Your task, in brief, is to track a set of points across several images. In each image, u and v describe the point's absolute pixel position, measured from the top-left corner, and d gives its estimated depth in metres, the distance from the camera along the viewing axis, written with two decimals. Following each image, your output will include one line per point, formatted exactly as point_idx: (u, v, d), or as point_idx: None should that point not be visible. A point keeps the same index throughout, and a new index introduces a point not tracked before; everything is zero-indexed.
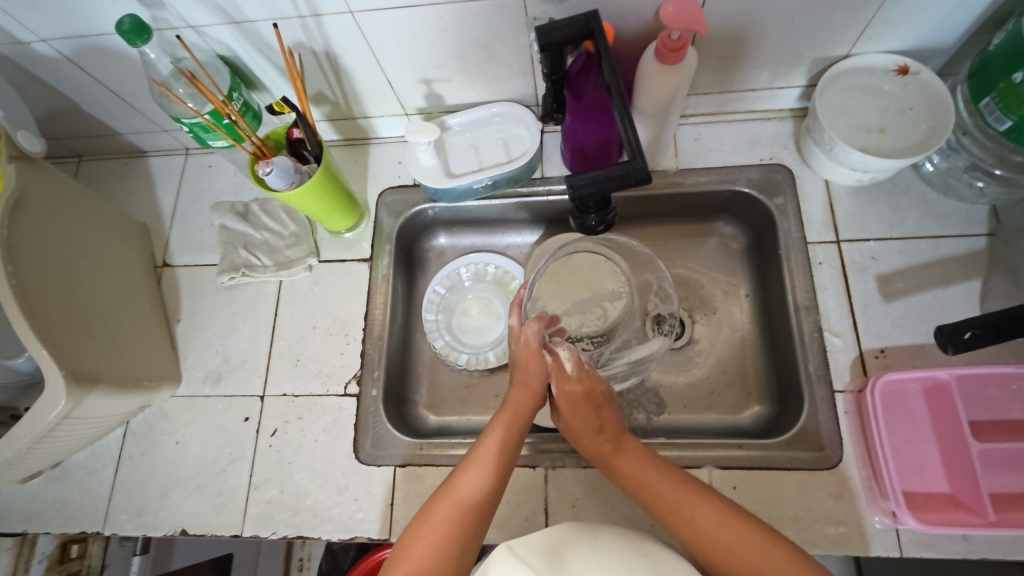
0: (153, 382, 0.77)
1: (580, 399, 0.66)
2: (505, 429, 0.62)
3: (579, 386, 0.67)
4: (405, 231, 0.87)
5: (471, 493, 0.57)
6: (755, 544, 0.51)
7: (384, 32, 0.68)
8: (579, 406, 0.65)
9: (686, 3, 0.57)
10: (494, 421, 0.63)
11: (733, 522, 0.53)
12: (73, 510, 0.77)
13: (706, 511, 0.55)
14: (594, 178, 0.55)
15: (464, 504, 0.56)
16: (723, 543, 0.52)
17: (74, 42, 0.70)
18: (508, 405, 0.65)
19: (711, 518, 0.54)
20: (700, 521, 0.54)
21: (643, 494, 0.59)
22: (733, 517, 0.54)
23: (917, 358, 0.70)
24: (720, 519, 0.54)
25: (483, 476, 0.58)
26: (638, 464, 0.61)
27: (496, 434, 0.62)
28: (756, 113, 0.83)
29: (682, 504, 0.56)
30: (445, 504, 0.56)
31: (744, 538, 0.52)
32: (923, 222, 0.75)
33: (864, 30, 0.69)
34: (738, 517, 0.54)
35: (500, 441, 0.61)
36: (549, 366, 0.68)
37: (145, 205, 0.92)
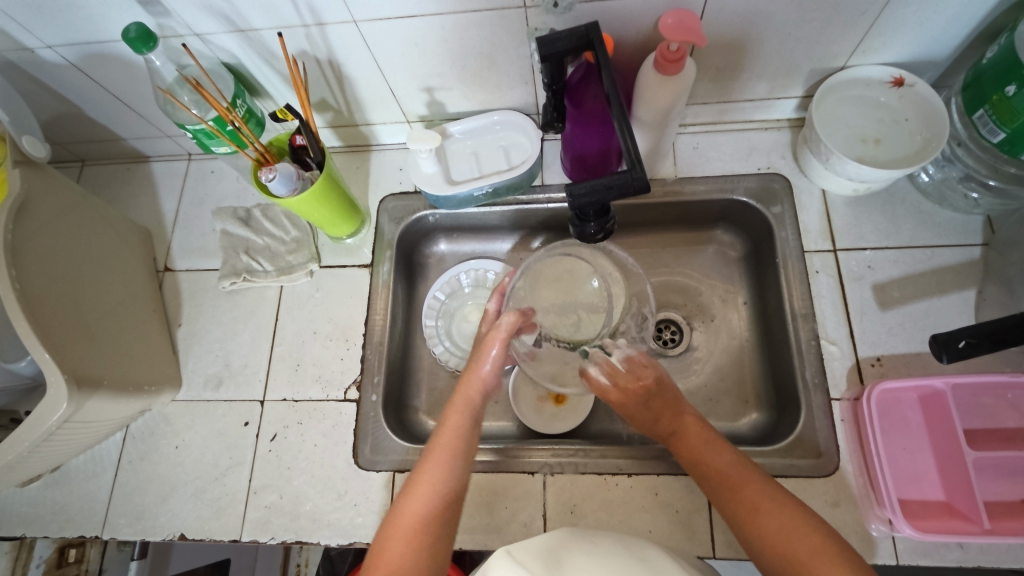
0: (154, 386, 0.77)
1: (629, 394, 0.70)
2: (460, 418, 0.63)
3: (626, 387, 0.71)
4: (405, 237, 0.88)
5: (432, 490, 0.56)
6: (796, 529, 0.52)
7: (387, 41, 0.69)
8: (631, 400, 0.70)
9: (684, 16, 0.58)
10: (450, 411, 0.64)
11: (777, 507, 0.54)
12: (72, 514, 0.77)
13: (758, 495, 0.56)
14: (594, 187, 0.56)
15: (428, 502, 0.55)
16: (768, 526, 0.53)
17: (79, 48, 0.70)
18: (460, 394, 0.66)
19: (757, 502, 0.55)
20: (750, 504, 0.55)
21: (704, 473, 0.61)
22: (778, 502, 0.54)
23: (913, 367, 0.71)
24: (768, 503, 0.55)
25: (445, 469, 0.58)
26: (701, 443, 0.63)
27: (450, 425, 0.62)
28: (754, 123, 0.84)
29: (735, 487, 0.57)
30: (407, 506, 0.55)
31: (786, 524, 0.52)
32: (918, 232, 0.76)
33: (860, 42, 0.70)
34: (783, 503, 0.54)
35: (455, 432, 0.62)
36: (496, 355, 0.68)
37: (147, 210, 0.93)
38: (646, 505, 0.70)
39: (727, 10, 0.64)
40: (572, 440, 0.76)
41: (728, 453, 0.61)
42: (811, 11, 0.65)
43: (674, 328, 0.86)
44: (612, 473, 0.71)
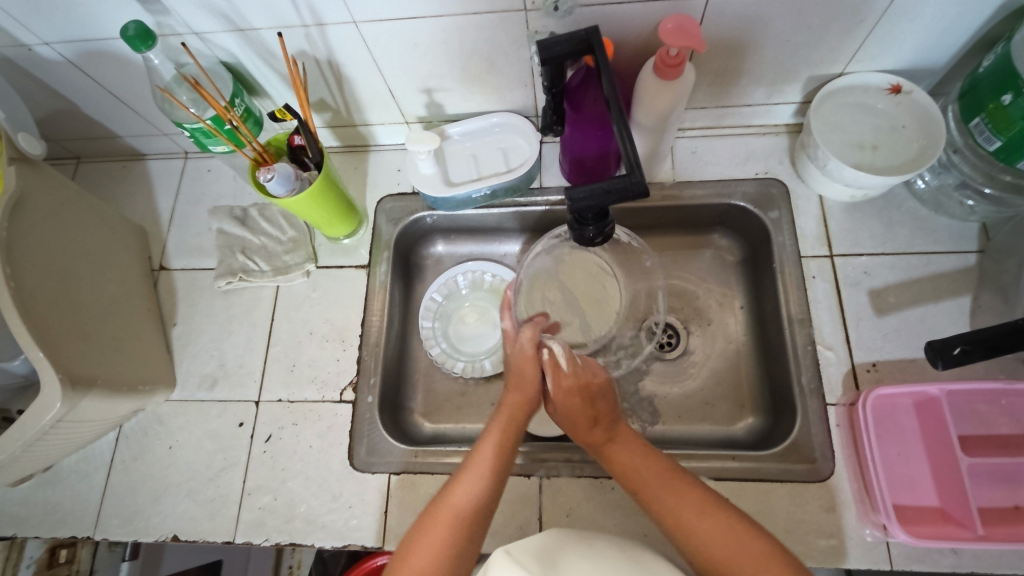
0: (148, 386, 0.76)
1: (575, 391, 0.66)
2: (501, 433, 0.63)
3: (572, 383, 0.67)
4: (403, 238, 0.88)
5: (468, 499, 0.57)
6: (732, 536, 0.53)
7: (386, 42, 0.69)
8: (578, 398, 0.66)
9: (683, 21, 0.59)
10: (491, 425, 0.64)
11: (713, 516, 0.55)
12: (64, 514, 0.76)
13: (691, 503, 0.56)
14: (592, 191, 0.55)
15: (461, 511, 0.56)
16: (707, 535, 0.54)
17: (77, 45, 0.70)
18: (505, 408, 0.66)
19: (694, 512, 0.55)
20: (686, 512, 0.55)
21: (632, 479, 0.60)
22: (715, 509, 0.55)
23: (909, 372, 0.71)
24: (704, 512, 0.55)
25: (481, 483, 0.58)
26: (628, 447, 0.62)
27: (491, 439, 0.62)
28: (752, 128, 0.85)
29: (672, 495, 0.57)
30: (444, 511, 0.56)
31: (723, 532, 0.53)
32: (914, 238, 0.76)
33: (858, 49, 0.70)
34: (719, 510, 0.55)
35: (495, 445, 0.61)
36: (537, 375, 0.68)
37: (143, 208, 0.92)
38: (642, 509, 0.70)
39: (727, 16, 0.65)
40: (568, 442, 0.76)
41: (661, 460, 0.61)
42: (811, 17, 0.65)
43: (671, 331, 0.87)
44: (608, 477, 0.71)
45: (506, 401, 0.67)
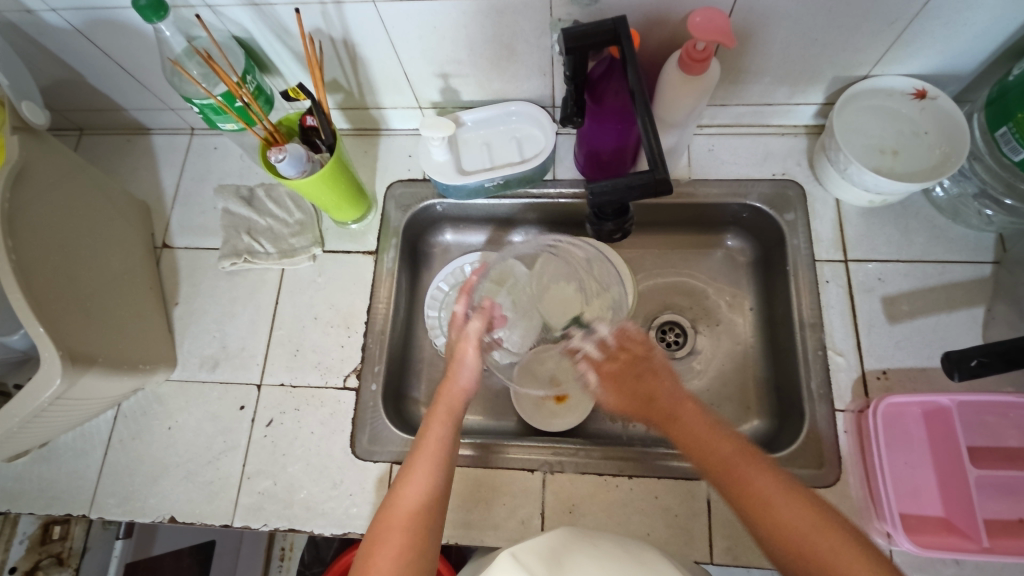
0: (148, 366, 0.75)
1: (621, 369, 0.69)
2: (444, 428, 0.62)
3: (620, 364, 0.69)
4: (411, 226, 0.86)
5: (418, 498, 0.55)
6: (811, 521, 0.50)
7: (405, 23, 0.67)
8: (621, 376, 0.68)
9: (713, 15, 0.57)
10: (428, 420, 0.63)
11: (789, 500, 0.51)
12: (60, 491, 0.75)
13: (766, 481, 0.53)
14: (614, 186, 0.54)
15: (413, 513, 0.54)
16: (788, 522, 0.50)
17: (84, 13, 0.68)
18: (441, 402, 0.65)
19: (768, 492, 0.52)
20: (761, 492, 0.52)
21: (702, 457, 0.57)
22: (794, 495, 0.52)
23: (919, 382, 0.70)
24: (784, 497, 0.51)
25: (427, 477, 0.57)
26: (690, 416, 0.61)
27: (436, 433, 0.61)
28: (770, 128, 0.83)
29: (745, 476, 0.54)
30: (396, 512, 0.54)
31: (802, 519, 0.50)
32: (930, 246, 0.76)
33: (886, 52, 0.69)
34: (794, 495, 0.51)
35: (439, 440, 0.60)
36: (472, 359, 0.70)
37: (147, 184, 0.90)
38: (644, 508, 0.69)
39: (757, 13, 0.63)
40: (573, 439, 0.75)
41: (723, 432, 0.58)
42: (842, 16, 0.63)
43: (678, 330, 0.86)
44: (612, 475, 0.71)
45: (441, 396, 0.66)
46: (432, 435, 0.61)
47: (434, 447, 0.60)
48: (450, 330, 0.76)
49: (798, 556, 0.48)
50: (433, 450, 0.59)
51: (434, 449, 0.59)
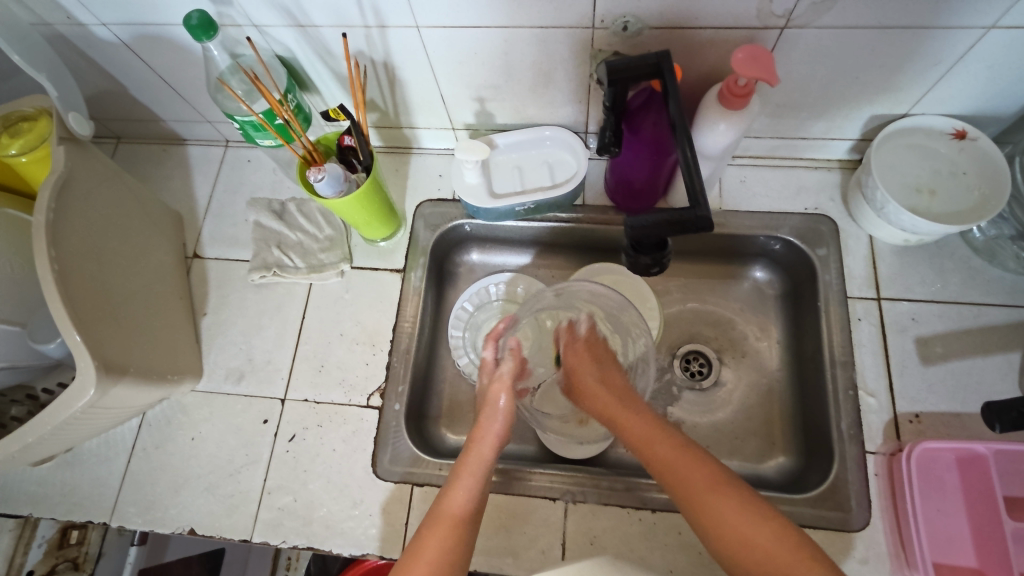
0: (176, 377, 0.75)
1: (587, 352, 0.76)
2: (487, 447, 0.66)
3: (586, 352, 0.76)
4: (440, 244, 0.86)
5: (462, 506, 0.60)
6: (755, 527, 0.52)
7: (447, 48, 0.68)
8: (597, 355, 0.75)
9: (757, 52, 0.57)
10: (478, 436, 0.68)
11: (726, 498, 0.54)
12: (81, 497, 0.75)
13: (713, 491, 0.55)
14: (655, 221, 0.53)
15: (458, 517, 0.59)
16: (724, 519, 0.53)
17: (134, 29, 0.69)
18: (484, 420, 0.69)
19: (708, 497, 0.55)
20: (701, 499, 0.55)
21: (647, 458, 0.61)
22: (727, 492, 0.55)
23: (952, 427, 0.69)
24: (715, 494, 0.55)
25: (471, 486, 0.62)
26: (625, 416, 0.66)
27: (481, 448, 0.66)
28: (804, 161, 0.83)
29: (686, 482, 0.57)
30: (442, 515, 0.59)
31: (739, 516, 0.53)
32: (965, 288, 0.75)
33: (927, 92, 0.68)
34: (731, 492, 0.55)
35: (485, 453, 0.65)
36: (505, 404, 0.71)
37: (181, 194, 0.92)
38: (668, 543, 0.68)
39: (799, 50, 0.63)
40: (597, 469, 0.74)
41: (665, 432, 0.62)
42: (885, 56, 0.63)
43: (703, 360, 0.85)
44: (636, 508, 0.70)
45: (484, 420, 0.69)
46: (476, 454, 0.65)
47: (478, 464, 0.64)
48: (481, 377, 0.78)
49: (742, 556, 0.52)
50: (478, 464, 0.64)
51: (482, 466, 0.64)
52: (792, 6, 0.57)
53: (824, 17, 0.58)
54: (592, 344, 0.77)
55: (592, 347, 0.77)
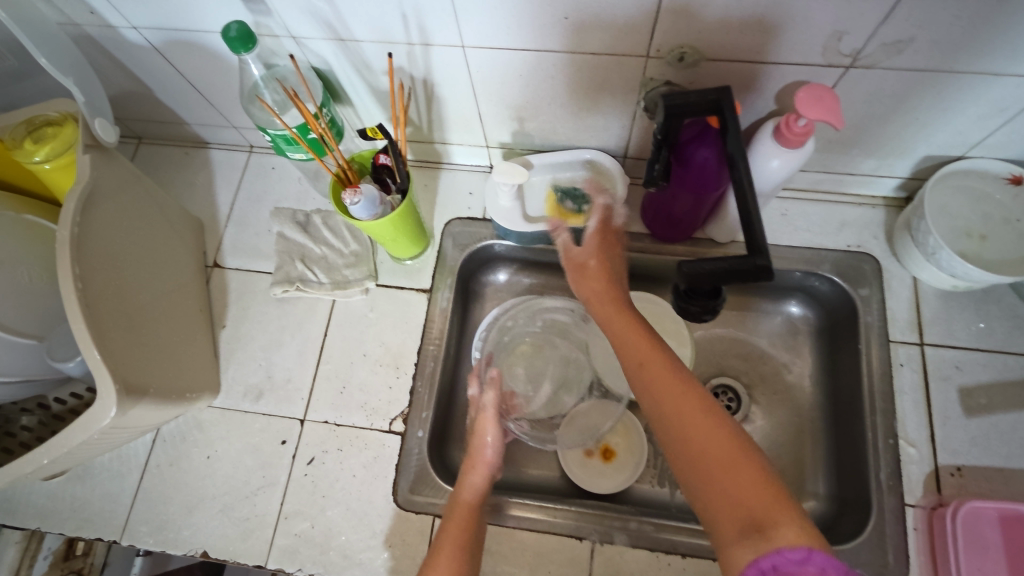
0: (193, 394, 0.73)
1: (601, 249, 0.71)
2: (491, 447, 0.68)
3: (599, 244, 0.71)
4: (468, 265, 0.83)
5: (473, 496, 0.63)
6: (727, 452, 0.47)
7: (490, 69, 0.65)
8: (606, 251, 0.71)
9: (821, 92, 0.54)
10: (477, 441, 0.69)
11: (706, 421, 0.49)
12: (92, 514, 0.74)
13: (693, 414, 0.50)
14: (713, 269, 0.50)
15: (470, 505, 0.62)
16: (698, 444, 0.48)
17: (165, 33, 0.66)
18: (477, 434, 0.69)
19: (693, 428, 0.49)
20: (690, 432, 0.50)
21: (642, 382, 0.55)
22: (708, 415, 0.50)
23: (995, 482, 0.67)
24: (694, 416, 0.50)
25: (481, 481, 0.65)
26: (625, 331, 0.61)
27: (471, 477, 0.65)
28: (848, 196, 0.81)
29: (679, 413, 0.51)
30: (459, 508, 0.62)
31: (714, 440, 0.48)
32: (1012, 337, 0.72)
33: (987, 137, 0.66)
34: (711, 416, 0.50)
35: (475, 482, 0.64)
36: (492, 440, 0.68)
37: (202, 200, 0.89)
38: None
39: (860, 88, 0.61)
40: (623, 507, 0.72)
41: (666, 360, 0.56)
42: (949, 100, 0.61)
43: (731, 394, 0.81)
44: (666, 552, 0.68)
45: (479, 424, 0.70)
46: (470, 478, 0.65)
47: (475, 488, 0.64)
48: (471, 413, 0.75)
49: (711, 482, 0.46)
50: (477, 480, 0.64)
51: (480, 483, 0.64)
52: (861, 45, 0.55)
53: (893, 58, 0.56)
54: (605, 233, 0.73)
55: (607, 236, 0.73)
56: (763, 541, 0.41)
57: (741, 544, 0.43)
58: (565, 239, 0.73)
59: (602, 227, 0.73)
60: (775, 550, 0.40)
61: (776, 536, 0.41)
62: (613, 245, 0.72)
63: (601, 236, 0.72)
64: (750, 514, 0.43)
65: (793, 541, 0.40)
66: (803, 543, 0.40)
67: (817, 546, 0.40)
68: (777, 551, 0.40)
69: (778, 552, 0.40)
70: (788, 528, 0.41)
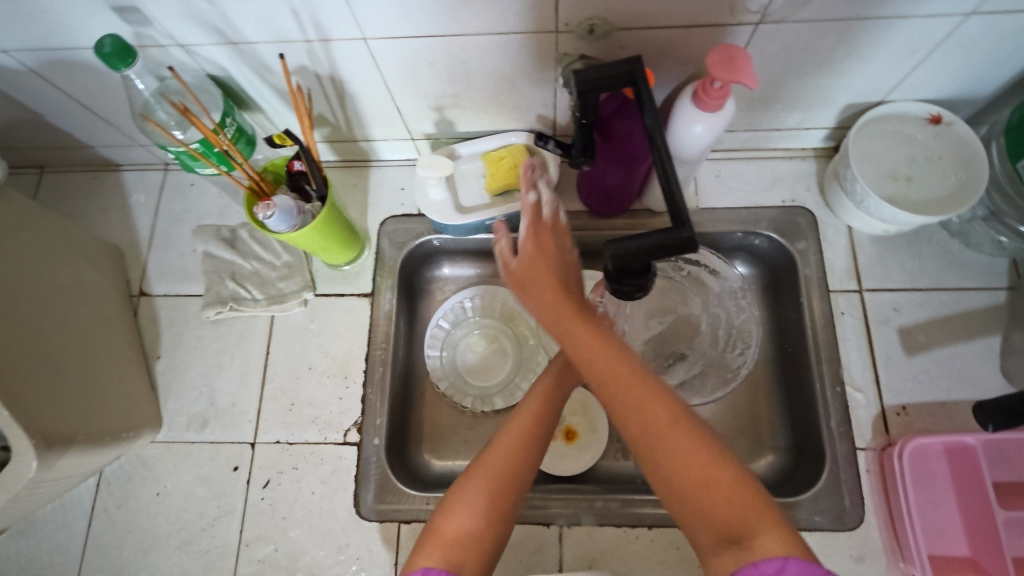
0: (131, 433, 0.70)
1: (535, 260, 0.55)
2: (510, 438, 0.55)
3: (533, 253, 0.55)
4: (408, 262, 0.81)
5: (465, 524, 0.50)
6: (704, 467, 0.43)
7: (398, 59, 0.62)
8: (544, 258, 0.55)
9: (732, 53, 0.53)
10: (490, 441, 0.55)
11: (679, 435, 0.45)
12: (42, 568, 0.70)
13: (664, 429, 0.45)
14: (639, 247, 0.49)
15: (463, 536, 0.49)
16: (670, 461, 0.44)
17: (40, 54, 0.61)
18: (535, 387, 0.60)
19: (664, 443, 0.45)
20: (658, 450, 0.45)
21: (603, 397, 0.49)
22: (681, 428, 0.45)
23: (938, 416, 0.69)
24: (665, 431, 0.45)
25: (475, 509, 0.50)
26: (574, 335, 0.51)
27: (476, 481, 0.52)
28: (778, 151, 0.81)
29: (646, 429, 0.46)
30: (445, 535, 0.49)
31: (689, 458, 0.44)
32: (944, 274, 0.74)
33: (903, 80, 0.66)
34: (684, 429, 0.45)
35: (480, 488, 0.51)
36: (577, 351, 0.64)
37: (118, 226, 0.84)
38: (666, 559, 0.67)
39: (774, 43, 0.60)
40: (589, 487, 0.72)
41: (623, 363, 0.49)
42: (860, 47, 0.61)
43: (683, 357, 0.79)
44: (633, 525, 0.68)
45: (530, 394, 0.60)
46: (504, 439, 0.55)
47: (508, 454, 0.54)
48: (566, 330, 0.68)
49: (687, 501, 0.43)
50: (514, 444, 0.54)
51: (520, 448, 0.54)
52: (768, 2, 0.53)
53: (799, 11, 0.55)
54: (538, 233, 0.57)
55: (540, 236, 0.56)
56: (741, 551, 0.39)
57: (721, 556, 0.40)
58: (503, 248, 0.58)
59: (531, 226, 0.57)
60: (752, 563, 0.38)
61: (756, 548, 0.39)
62: (550, 247, 0.56)
63: (535, 238, 0.56)
64: (729, 531, 0.41)
65: (772, 553, 0.38)
66: (780, 554, 0.38)
67: (795, 553, 0.38)
68: (754, 565, 0.38)
69: (755, 565, 0.38)
70: (769, 540, 0.39)
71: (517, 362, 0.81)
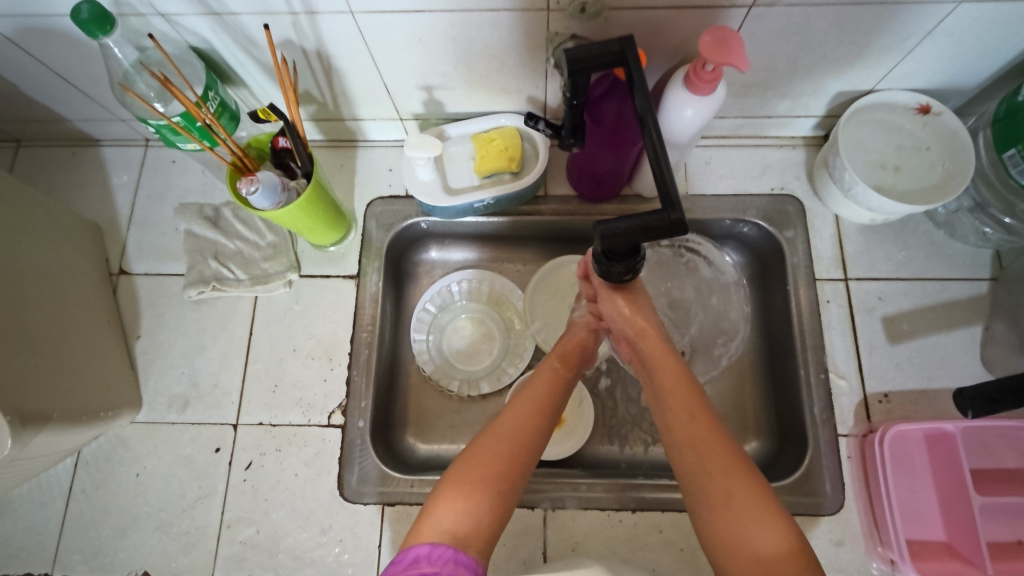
0: (109, 413, 0.69)
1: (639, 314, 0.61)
2: (523, 421, 0.56)
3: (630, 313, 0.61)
4: (394, 245, 0.80)
5: (466, 504, 0.50)
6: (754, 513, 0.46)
7: (386, 35, 0.61)
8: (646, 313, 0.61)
9: (725, 35, 0.52)
10: (500, 419, 0.56)
11: (736, 481, 0.47)
12: (17, 549, 0.69)
13: (720, 471, 0.48)
14: (628, 228, 0.47)
15: (467, 517, 0.49)
16: (723, 500, 0.47)
17: (15, 21, 0.59)
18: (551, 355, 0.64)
19: (716, 484, 0.48)
20: (716, 492, 0.48)
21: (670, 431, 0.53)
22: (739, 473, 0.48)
23: (919, 404, 0.70)
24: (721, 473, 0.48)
25: (480, 490, 0.51)
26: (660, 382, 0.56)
27: (480, 456, 0.53)
28: (768, 139, 0.81)
29: (703, 471, 0.49)
30: (447, 510, 0.49)
31: (741, 502, 0.46)
32: (929, 263, 0.75)
33: (893, 68, 0.66)
34: (740, 478, 0.47)
35: (483, 468, 0.52)
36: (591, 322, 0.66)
37: (98, 203, 0.82)
38: (650, 542, 0.68)
39: (767, 27, 0.59)
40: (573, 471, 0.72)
41: (697, 410, 0.52)
42: (854, 34, 0.60)
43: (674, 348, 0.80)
44: (616, 508, 0.69)
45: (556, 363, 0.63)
46: (504, 422, 0.56)
47: (514, 433, 0.55)
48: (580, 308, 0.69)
49: (728, 539, 0.46)
50: (517, 421, 0.56)
51: (523, 423, 0.56)
52: None
53: None
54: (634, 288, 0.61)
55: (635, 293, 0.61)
56: None
57: None
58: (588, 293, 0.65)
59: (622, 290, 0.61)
60: None
61: None
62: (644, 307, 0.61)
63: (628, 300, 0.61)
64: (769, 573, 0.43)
65: None
66: None
67: None
68: None
69: None
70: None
71: (504, 347, 0.81)
